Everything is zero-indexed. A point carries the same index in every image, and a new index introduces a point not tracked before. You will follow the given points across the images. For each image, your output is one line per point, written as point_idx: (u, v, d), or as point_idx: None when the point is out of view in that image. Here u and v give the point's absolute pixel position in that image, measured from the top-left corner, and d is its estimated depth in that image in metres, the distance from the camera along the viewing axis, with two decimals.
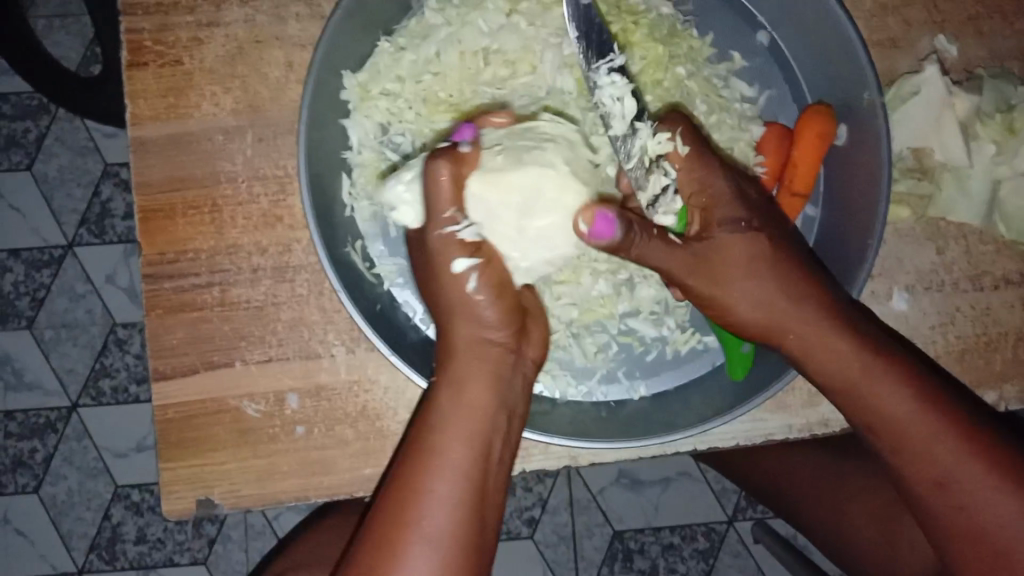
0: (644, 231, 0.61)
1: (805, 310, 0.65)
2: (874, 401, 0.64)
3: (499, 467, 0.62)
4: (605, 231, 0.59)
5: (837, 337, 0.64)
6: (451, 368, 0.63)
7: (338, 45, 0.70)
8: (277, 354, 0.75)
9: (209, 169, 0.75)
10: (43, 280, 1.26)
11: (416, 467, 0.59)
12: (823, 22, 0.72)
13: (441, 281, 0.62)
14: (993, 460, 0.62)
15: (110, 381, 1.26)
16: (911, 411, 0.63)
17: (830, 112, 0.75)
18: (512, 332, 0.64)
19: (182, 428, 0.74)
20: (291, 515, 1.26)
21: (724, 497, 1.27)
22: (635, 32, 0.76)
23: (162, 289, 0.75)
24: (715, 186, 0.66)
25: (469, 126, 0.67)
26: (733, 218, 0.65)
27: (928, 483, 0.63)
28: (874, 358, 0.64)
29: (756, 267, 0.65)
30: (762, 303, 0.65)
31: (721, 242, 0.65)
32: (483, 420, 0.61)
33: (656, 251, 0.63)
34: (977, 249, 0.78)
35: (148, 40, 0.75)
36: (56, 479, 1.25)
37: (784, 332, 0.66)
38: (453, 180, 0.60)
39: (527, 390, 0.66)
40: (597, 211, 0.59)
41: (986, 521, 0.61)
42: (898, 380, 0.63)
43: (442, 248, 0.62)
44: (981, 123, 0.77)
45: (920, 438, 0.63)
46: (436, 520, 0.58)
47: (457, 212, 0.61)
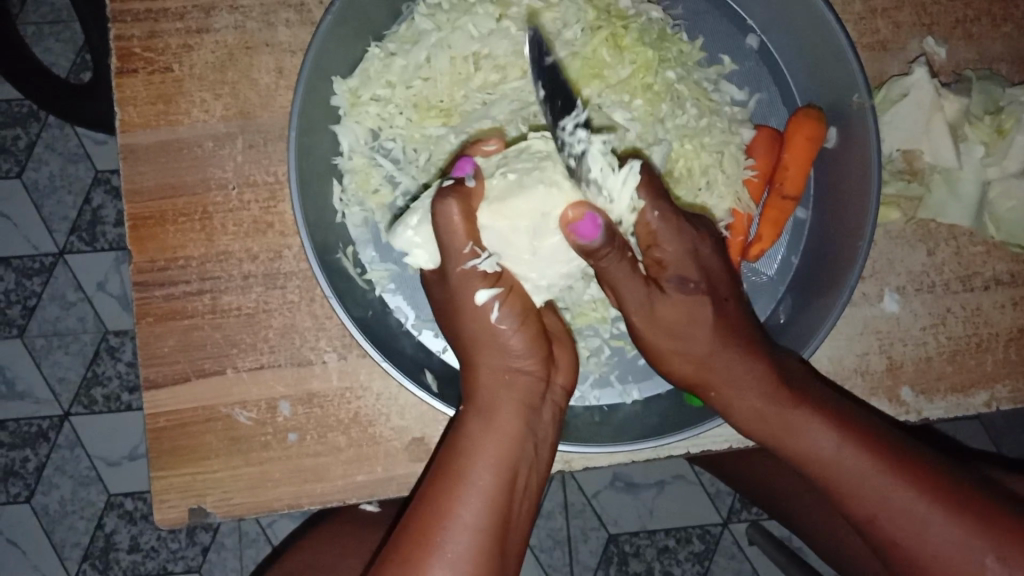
0: (625, 249, 0.61)
1: (733, 363, 0.66)
2: (796, 448, 0.66)
3: (527, 494, 0.62)
4: (589, 232, 0.60)
5: (759, 393, 0.66)
6: (478, 396, 0.63)
7: (328, 50, 0.70)
8: (269, 361, 0.75)
9: (200, 177, 0.75)
10: (34, 288, 1.25)
11: (444, 490, 0.59)
12: (816, 25, 0.72)
13: (464, 312, 0.63)
14: (930, 490, 0.63)
15: (102, 389, 1.25)
16: (834, 453, 0.65)
17: (820, 116, 0.75)
18: (543, 361, 0.64)
19: (174, 436, 0.74)
20: (285, 522, 1.25)
21: (719, 499, 1.27)
22: (625, 37, 0.76)
23: (152, 297, 0.74)
24: (670, 246, 0.65)
25: (471, 158, 0.65)
26: (680, 277, 0.65)
27: (867, 521, 0.64)
28: (794, 410, 0.66)
29: (694, 322, 0.65)
30: (699, 359, 0.67)
31: (668, 299, 0.65)
32: (513, 445, 0.61)
33: (623, 272, 0.62)
34: (967, 250, 0.79)
35: (137, 47, 0.75)
36: (48, 488, 1.24)
37: (710, 386, 0.68)
38: (465, 214, 0.60)
39: (557, 417, 0.66)
40: (588, 211, 0.60)
41: (922, 551, 0.62)
42: (820, 427, 0.66)
43: (464, 280, 0.63)
44: (970, 125, 0.78)
45: (850, 478, 0.64)
46: (459, 544, 0.56)
47: (476, 246, 0.62)
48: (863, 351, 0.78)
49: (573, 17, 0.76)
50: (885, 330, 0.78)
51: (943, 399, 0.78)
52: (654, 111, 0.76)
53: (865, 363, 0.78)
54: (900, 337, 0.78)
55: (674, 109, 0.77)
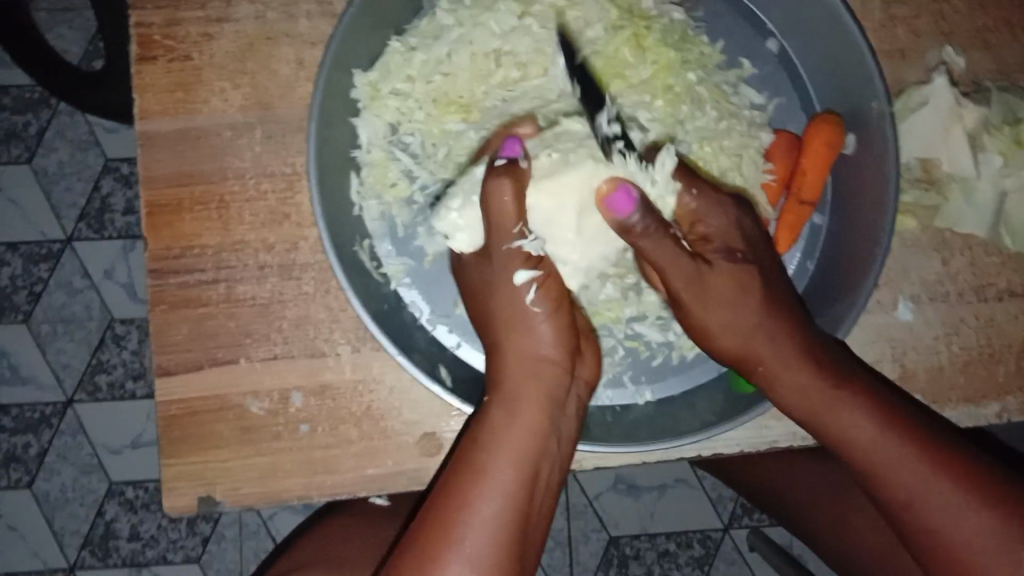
0: (666, 227, 0.62)
1: (776, 343, 0.66)
2: (835, 425, 0.66)
3: (547, 491, 0.62)
4: (624, 205, 0.62)
5: (808, 371, 0.66)
6: (505, 385, 0.63)
7: (350, 43, 0.71)
8: (282, 352, 0.75)
9: (218, 166, 0.75)
10: (41, 275, 1.25)
11: (463, 484, 0.59)
12: (835, 32, 0.73)
13: (497, 294, 0.65)
14: (959, 477, 0.64)
15: (107, 377, 1.25)
16: (872, 435, 0.65)
17: (837, 122, 0.75)
18: (570, 353, 0.65)
19: (185, 424, 0.74)
20: (286, 515, 1.25)
21: (720, 505, 1.27)
22: (647, 37, 0.77)
23: (167, 284, 0.74)
24: (711, 223, 0.68)
25: (518, 140, 0.66)
26: (726, 249, 0.67)
27: (897, 501, 0.65)
28: (837, 389, 0.66)
29: (739, 297, 0.66)
30: (745, 335, 0.67)
31: (715, 270, 0.66)
32: (536, 440, 0.61)
33: (665, 246, 0.62)
34: (982, 261, 0.79)
35: (158, 34, 0.75)
36: (50, 474, 1.24)
37: (755, 359, 0.67)
38: (517, 192, 0.62)
39: (579, 410, 0.67)
40: (623, 184, 0.62)
41: (955, 540, 0.63)
42: (859, 408, 0.66)
43: (506, 261, 0.64)
44: (989, 134, 0.78)
45: (885, 459, 0.65)
46: (480, 541, 0.57)
47: (524, 228, 0.64)
48: (876, 359, 0.78)
49: (595, 16, 0.77)
50: (898, 339, 0.78)
51: (954, 409, 0.78)
52: (674, 112, 0.77)
53: (877, 371, 0.78)
54: (913, 346, 0.78)
55: (694, 111, 0.78)
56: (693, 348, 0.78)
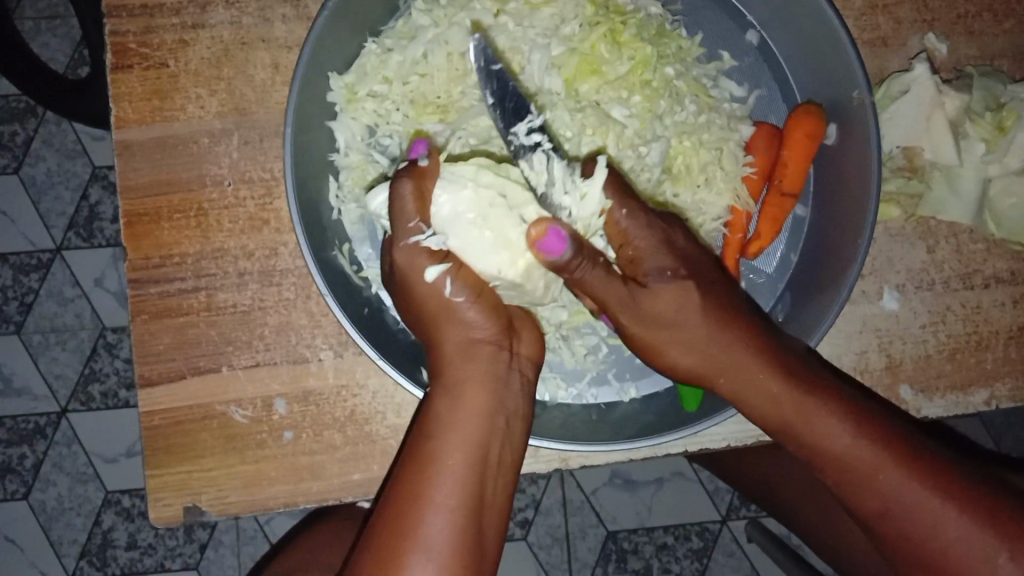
0: (596, 256, 0.61)
1: (738, 354, 0.65)
2: (810, 439, 0.64)
3: (503, 472, 0.61)
4: (556, 246, 0.60)
5: (775, 383, 0.64)
6: (447, 372, 0.62)
7: (324, 46, 0.70)
8: (265, 359, 0.74)
9: (195, 173, 0.74)
10: (31, 285, 1.25)
11: (414, 475, 0.58)
12: (815, 22, 0.72)
13: (414, 289, 0.62)
14: (943, 487, 0.62)
15: (100, 386, 1.25)
16: (849, 447, 0.63)
17: (819, 112, 0.75)
18: (503, 330, 0.64)
19: (169, 434, 0.73)
20: (283, 519, 1.25)
21: (717, 497, 1.27)
22: (623, 32, 0.76)
23: (148, 294, 0.74)
24: (639, 242, 0.64)
25: (423, 142, 0.68)
26: (657, 269, 0.63)
27: (875, 510, 0.64)
28: (810, 399, 0.64)
29: (686, 317, 0.64)
30: (695, 353, 0.65)
31: (651, 293, 0.63)
32: (481, 422, 0.60)
33: (601, 280, 0.62)
34: (967, 248, 0.78)
35: (133, 42, 0.74)
36: (45, 485, 1.24)
37: (717, 376, 0.66)
38: (417, 193, 0.61)
39: (529, 387, 0.65)
40: (551, 225, 0.60)
41: (939, 542, 0.62)
42: (836, 420, 0.64)
43: (410, 258, 0.62)
44: (972, 121, 0.77)
45: (862, 473, 0.63)
46: (436, 532, 0.56)
47: (422, 221, 0.61)
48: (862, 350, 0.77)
49: (571, 12, 0.76)
50: (884, 329, 0.77)
51: (942, 398, 0.77)
52: (653, 107, 0.76)
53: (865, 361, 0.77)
54: (900, 335, 0.77)
55: (673, 105, 0.76)
56: None
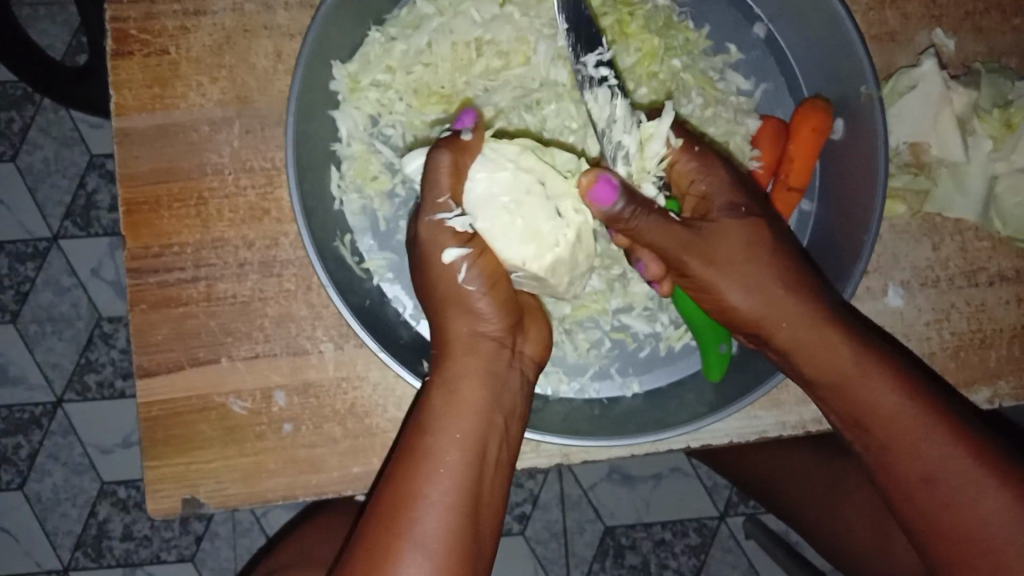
0: (649, 204, 0.62)
1: (801, 301, 0.65)
2: (863, 396, 0.64)
3: (498, 471, 0.60)
4: (606, 196, 0.61)
5: (833, 332, 0.65)
6: (448, 367, 0.61)
7: (327, 34, 0.69)
8: (264, 350, 0.74)
9: (196, 161, 0.74)
10: (27, 274, 1.24)
11: (410, 470, 0.57)
12: (825, 15, 0.71)
13: (431, 271, 0.61)
14: (982, 458, 0.63)
15: (96, 376, 1.24)
16: (900, 405, 0.64)
17: (827, 107, 0.74)
18: (509, 326, 0.63)
19: (167, 425, 0.73)
20: (279, 512, 1.25)
21: (715, 493, 1.27)
22: (631, 23, 0.75)
23: (147, 283, 0.73)
24: (711, 181, 0.67)
25: (472, 114, 0.66)
26: (729, 206, 0.66)
27: (915, 479, 0.64)
28: (866, 354, 0.65)
29: (756, 253, 0.65)
30: (762, 299, 0.65)
31: (719, 226, 0.65)
32: (479, 419, 0.60)
33: (658, 225, 0.63)
34: (973, 246, 0.78)
35: (133, 28, 0.73)
36: (41, 475, 1.23)
37: (775, 323, 0.65)
38: (454, 169, 0.59)
39: (527, 387, 0.65)
40: (602, 173, 0.61)
41: (971, 515, 0.62)
42: (887, 376, 0.64)
43: (432, 236, 0.60)
44: (979, 118, 0.76)
45: (910, 436, 0.63)
46: (431, 528, 0.56)
47: (452, 199, 0.59)
48: None
49: None
50: (889, 326, 0.77)
51: None
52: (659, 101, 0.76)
53: None
54: (904, 333, 0.77)
55: (679, 99, 0.76)
56: (680, 340, 0.77)
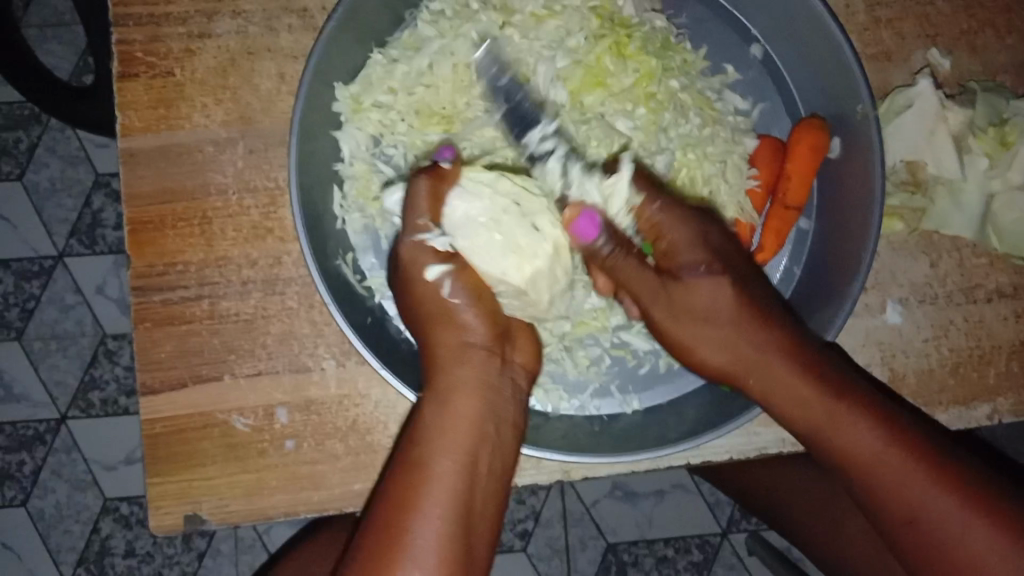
0: (626, 245, 0.67)
1: (769, 349, 0.66)
2: (838, 443, 0.64)
3: (491, 481, 0.60)
4: (589, 231, 0.66)
5: (802, 380, 0.65)
6: (437, 379, 0.62)
7: (330, 56, 0.70)
8: (267, 368, 0.74)
9: (200, 181, 0.75)
10: (32, 291, 1.25)
11: (403, 482, 0.58)
12: (820, 36, 0.72)
13: (416, 287, 0.63)
14: (967, 497, 0.61)
15: (100, 393, 1.25)
16: (875, 450, 0.63)
17: (823, 126, 0.75)
18: (496, 336, 0.64)
19: (170, 442, 0.73)
20: (281, 529, 1.25)
21: (718, 509, 1.27)
22: (629, 44, 0.76)
23: (151, 301, 0.74)
24: (673, 236, 0.68)
25: (451, 146, 0.68)
26: (691, 263, 0.67)
27: (901, 521, 0.63)
28: (837, 400, 0.64)
29: (721, 306, 0.66)
30: (729, 349, 0.67)
31: (682, 284, 0.67)
32: (470, 428, 0.60)
33: (631, 264, 0.67)
34: (970, 262, 0.78)
35: (139, 51, 0.74)
36: (44, 492, 1.24)
37: (747, 372, 0.67)
38: (432, 191, 0.62)
39: (519, 397, 0.65)
40: (587, 210, 0.66)
41: (963, 550, 0.61)
42: (862, 420, 0.64)
43: (414, 256, 0.63)
44: (974, 137, 0.77)
45: (890, 480, 0.63)
46: (424, 539, 0.55)
47: (432, 220, 0.62)
48: (865, 363, 0.77)
49: (577, 25, 0.77)
50: (887, 342, 0.77)
51: (945, 412, 0.77)
52: (657, 120, 0.77)
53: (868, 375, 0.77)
54: (902, 349, 0.77)
55: (678, 117, 0.77)
56: None
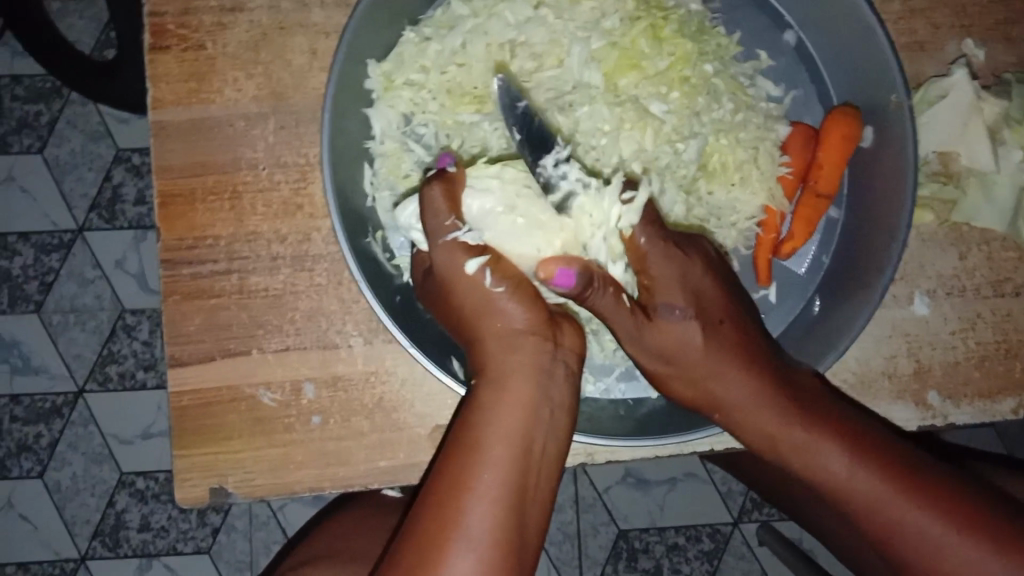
0: (608, 283, 0.63)
1: (735, 383, 0.64)
2: (808, 470, 0.63)
3: (546, 468, 0.58)
4: (566, 283, 0.61)
5: (766, 412, 0.64)
6: (489, 366, 0.60)
7: (363, 34, 0.70)
8: (295, 343, 0.74)
9: (230, 156, 0.75)
10: (52, 265, 1.25)
11: (457, 464, 0.55)
12: (855, 25, 0.72)
13: (458, 282, 0.62)
14: (945, 508, 0.61)
15: (118, 367, 1.25)
16: (846, 475, 0.62)
17: (856, 114, 0.75)
18: (544, 319, 0.62)
19: (197, 415, 0.74)
20: (296, 507, 1.26)
21: (730, 499, 1.27)
22: (664, 28, 0.76)
23: (180, 275, 0.74)
24: (656, 271, 0.64)
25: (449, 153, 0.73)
26: (668, 305, 0.64)
27: (881, 538, 0.63)
28: (801, 430, 0.63)
29: (687, 353, 0.64)
30: (697, 387, 0.65)
31: (657, 327, 0.64)
32: (526, 415, 0.57)
33: (611, 308, 0.63)
34: (999, 256, 0.78)
35: (172, 24, 0.74)
36: (61, 464, 1.25)
37: (717, 408, 0.66)
38: (451, 191, 0.63)
39: (575, 381, 0.62)
40: (560, 265, 0.61)
41: (939, 568, 0.60)
42: (830, 448, 0.63)
43: (448, 257, 0.62)
44: (1009, 129, 0.77)
45: (865, 501, 0.62)
46: (476, 524, 0.53)
47: (457, 218, 0.63)
48: (891, 354, 0.77)
49: (611, 7, 0.76)
50: (914, 334, 0.77)
51: (970, 405, 0.77)
52: (690, 104, 0.76)
53: (893, 365, 0.77)
54: (929, 341, 0.77)
55: (711, 103, 0.77)
56: None
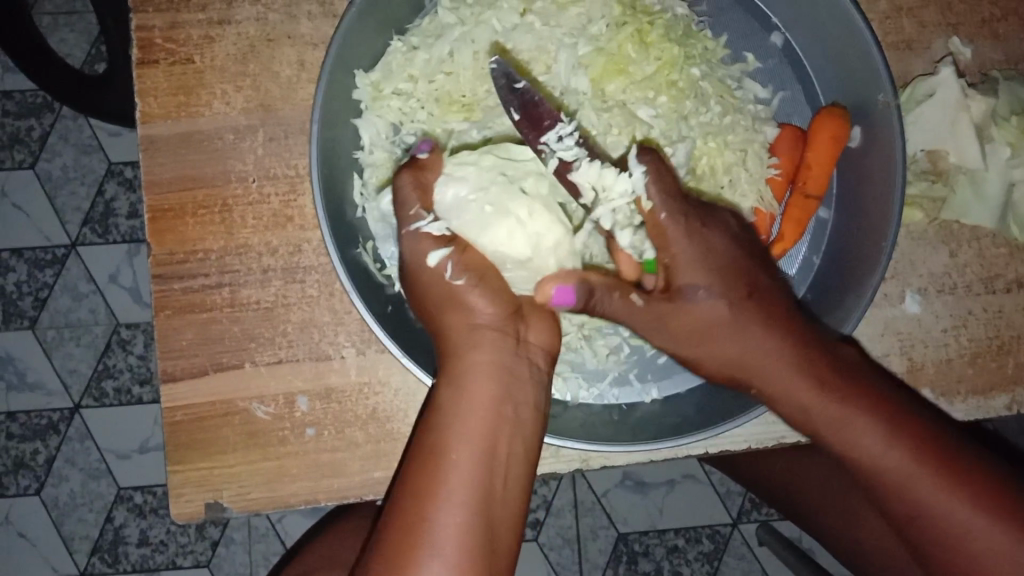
0: (610, 288, 0.62)
1: (767, 349, 0.65)
2: (842, 440, 0.65)
3: (512, 466, 0.58)
4: (567, 300, 0.61)
5: (801, 383, 0.65)
6: (452, 365, 0.60)
7: (351, 45, 0.70)
8: (287, 355, 0.74)
9: (220, 169, 0.75)
10: (46, 280, 1.25)
11: (422, 469, 0.56)
12: (841, 27, 0.72)
13: (422, 278, 0.62)
14: (964, 483, 0.63)
15: (113, 382, 1.25)
16: (877, 446, 0.64)
17: (842, 113, 0.75)
18: (504, 315, 0.62)
19: (190, 429, 0.74)
20: (296, 518, 1.26)
21: (728, 500, 1.27)
22: (650, 33, 0.76)
23: (171, 289, 0.74)
24: (678, 249, 0.63)
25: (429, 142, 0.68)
26: (696, 286, 0.63)
27: (902, 512, 0.65)
28: (841, 402, 0.65)
29: (716, 330, 0.65)
30: (730, 361, 0.66)
31: (687, 304, 0.64)
32: (489, 414, 0.58)
33: (619, 309, 0.63)
34: (990, 252, 0.78)
35: (159, 38, 0.74)
36: (58, 481, 1.24)
37: (750, 377, 0.66)
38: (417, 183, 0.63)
39: (540, 375, 0.63)
40: (555, 286, 0.60)
41: (954, 539, 0.63)
42: (867, 420, 0.64)
43: (413, 249, 0.62)
44: (996, 126, 0.77)
45: (892, 475, 0.64)
46: (444, 527, 0.53)
47: (422, 208, 0.62)
48: (884, 353, 0.77)
49: (598, 13, 0.76)
50: (906, 332, 0.77)
51: (964, 402, 0.77)
52: (678, 108, 0.76)
53: (886, 364, 0.77)
54: (922, 339, 0.77)
55: (699, 106, 0.77)
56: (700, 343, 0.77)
